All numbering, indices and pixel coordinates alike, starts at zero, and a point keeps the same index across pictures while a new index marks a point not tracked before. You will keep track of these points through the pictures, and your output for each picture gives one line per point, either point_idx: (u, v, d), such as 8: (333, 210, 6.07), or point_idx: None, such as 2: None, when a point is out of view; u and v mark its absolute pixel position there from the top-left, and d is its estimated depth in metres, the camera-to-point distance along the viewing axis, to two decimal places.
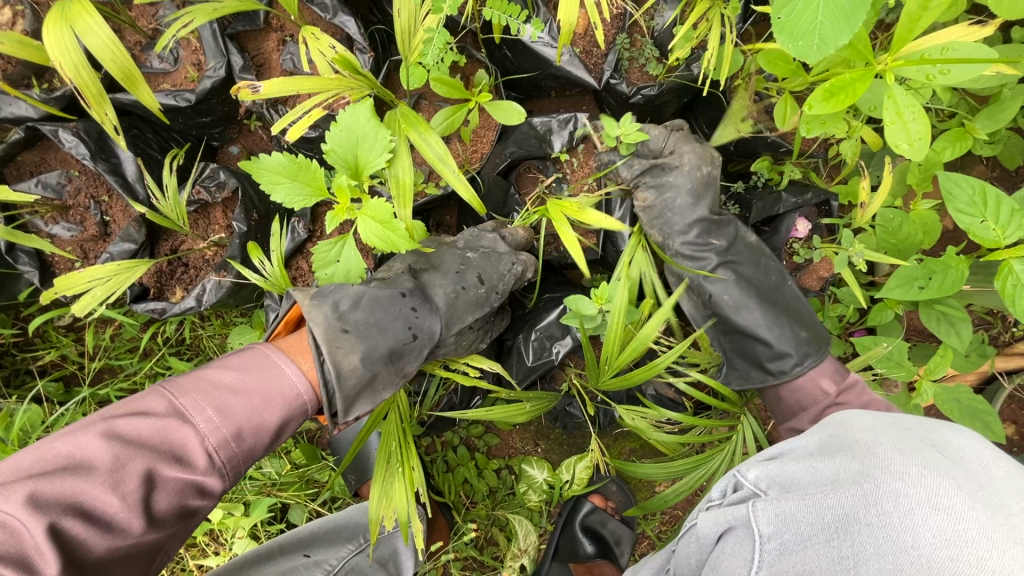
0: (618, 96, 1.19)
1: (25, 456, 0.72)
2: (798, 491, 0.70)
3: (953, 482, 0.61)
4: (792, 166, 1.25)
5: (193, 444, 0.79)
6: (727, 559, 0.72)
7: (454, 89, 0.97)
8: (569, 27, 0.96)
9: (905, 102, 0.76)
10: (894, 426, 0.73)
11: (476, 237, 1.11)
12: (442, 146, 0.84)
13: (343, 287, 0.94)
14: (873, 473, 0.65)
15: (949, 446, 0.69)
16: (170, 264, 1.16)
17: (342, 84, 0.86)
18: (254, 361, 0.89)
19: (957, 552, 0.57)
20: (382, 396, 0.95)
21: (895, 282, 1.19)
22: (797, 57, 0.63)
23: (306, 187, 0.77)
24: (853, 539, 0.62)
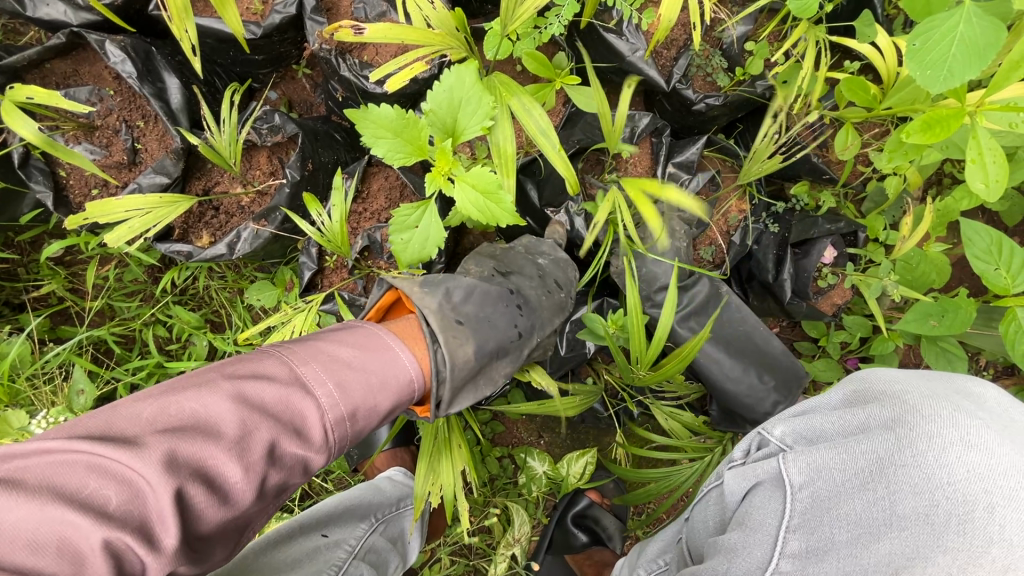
0: (682, 101, 1.20)
1: (145, 407, 0.61)
2: (828, 442, 0.72)
3: (982, 423, 0.65)
4: (830, 195, 1.29)
5: (313, 417, 0.70)
6: (755, 511, 0.74)
7: (543, 67, 0.95)
8: (667, 24, 0.96)
9: (988, 143, 0.81)
10: (919, 374, 0.75)
11: (535, 245, 1.15)
12: (545, 119, 0.83)
13: (456, 279, 0.96)
14: (909, 420, 0.66)
15: (970, 391, 0.71)
16: (201, 206, 1.07)
17: (444, 41, 0.87)
18: (367, 339, 0.82)
19: (988, 484, 0.62)
20: (482, 389, 0.96)
21: (909, 318, 1.26)
22: (922, 84, 0.72)
23: (406, 145, 0.78)
24: (889, 480, 0.65)
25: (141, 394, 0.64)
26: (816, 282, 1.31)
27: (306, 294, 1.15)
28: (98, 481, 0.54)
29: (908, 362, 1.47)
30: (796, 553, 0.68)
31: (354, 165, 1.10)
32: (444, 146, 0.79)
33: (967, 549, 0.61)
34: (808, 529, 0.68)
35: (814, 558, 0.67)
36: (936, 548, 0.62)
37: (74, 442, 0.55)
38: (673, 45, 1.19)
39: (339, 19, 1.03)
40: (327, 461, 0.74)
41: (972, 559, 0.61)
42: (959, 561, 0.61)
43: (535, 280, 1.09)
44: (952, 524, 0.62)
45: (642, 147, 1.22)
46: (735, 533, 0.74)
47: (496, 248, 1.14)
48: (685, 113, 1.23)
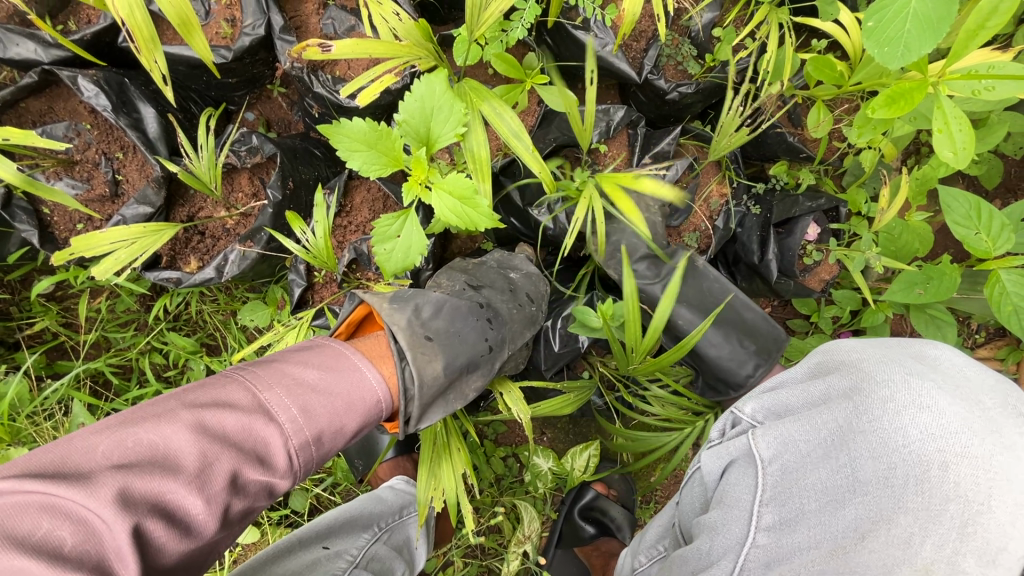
0: (655, 91, 1.22)
1: (103, 440, 0.63)
2: (795, 416, 0.75)
3: (935, 384, 0.67)
4: (809, 172, 1.32)
5: (276, 443, 0.73)
6: (731, 488, 0.76)
7: (513, 69, 0.98)
8: (632, 17, 0.98)
9: (953, 112, 0.83)
10: (872, 343, 0.78)
11: (506, 258, 1.21)
12: (517, 122, 0.83)
13: (424, 294, 0.99)
14: (864, 389, 0.70)
15: (922, 355, 0.74)
16: (186, 232, 1.09)
17: (411, 52, 0.88)
18: (332, 359, 0.85)
19: (941, 443, 0.63)
20: (453, 404, 0.99)
21: (894, 287, 1.28)
22: (881, 61, 0.74)
23: (381, 157, 0.78)
24: (850, 448, 0.67)
25: (99, 426, 0.66)
26: (802, 260, 1.32)
27: (298, 311, 1.16)
28: (52, 522, 0.55)
29: (900, 331, 1.49)
30: (771, 526, 0.69)
31: (335, 179, 1.11)
32: (420, 155, 0.80)
33: (926, 508, 0.62)
34: (779, 501, 0.69)
35: (786, 528, 0.67)
36: (897, 509, 0.62)
37: (25, 483, 0.56)
38: (642, 36, 1.20)
39: (307, 37, 1.05)
40: (293, 483, 0.77)
41: (931, 517, 0.61)
42: (920, 521, 0.61)
43: (506, 295, 1.13)
44: (910, 485, 0.63)
45: (620, 138, 1.25)
46: (716, 512, 0.75)
47: (466, 264, 1.18)
48: (659, 102, 1.25)
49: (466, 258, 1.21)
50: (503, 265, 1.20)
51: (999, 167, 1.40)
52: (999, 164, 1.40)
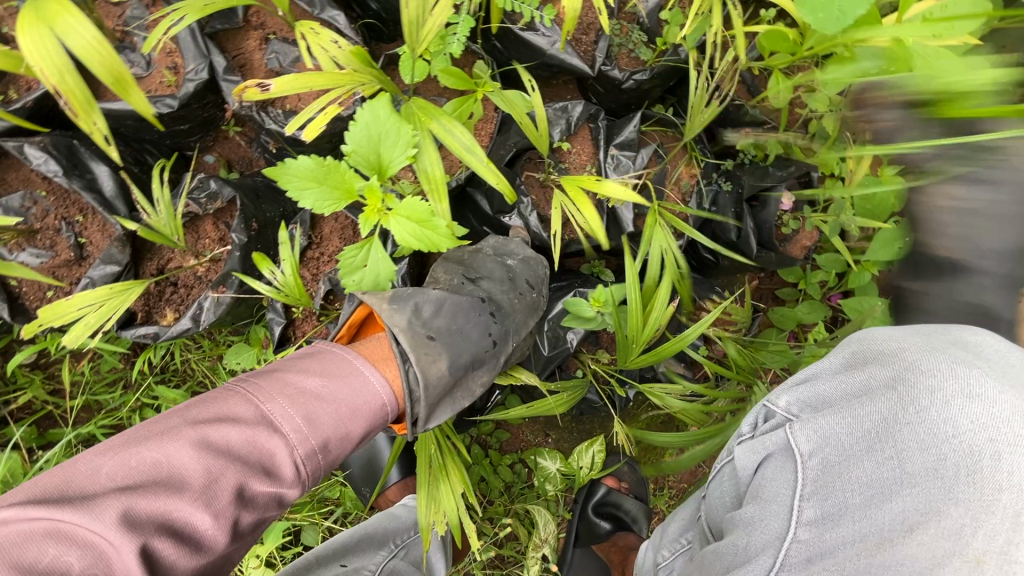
0: (610, 82, 1.22)
1: (106, 462, 0.64)
2: (832, 407, 0.71)
3: (982, 371, 0.63)
4: (774, 143, 1.32)
5: (281, 454, 0.73)
6: (769, 483, 0.72)
7: (461, 81, 0.97)
8: (574, 14, 0.97)
9: (905, 66, 0.83)
10: (914, 330, 0.72)
11: (502, 244, 1.17)
12: (468, 135, 0.82)
13: (424, 292, 0.98)
14: (911, 379, 0.65)
15: (965, 342, 0.69)
16: (158, 285, 1.08)
17: (354, 79, 0.86)
18: (334, 365, 0.83)
19: (993, 432, 0.60)
20: (461, 401, 0.99)
21: (877, 244, 1.28)
22: (817, 26, 0.73)
23: (334, 191, 0.76)
24: (895, 440, 0.64)
25: (104, 446, 0.67)
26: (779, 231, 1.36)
27: (282, 350, 1.14)
28: (58, 548, 0.55)
29: (887, 287, 1.49)
30: (812, 521, 0.66)
31: (301, 214, 1.10)
32: (373, 184, 0.79)
33: (976, 498, 0.59)
34: (822, 495, 0.66)
35: (830, 523, 0.65)
36: (947, 501, 0.60)
37: (30, 510, 0.57)
38: (589, 29, 1.20)
39: (254, 73, 1.06)
40: (303, 491, 0.77)
41: (984, 507, 0.58)
42: (971, 511, 0.58)
43: (506, 285, 1.12)
44: (961, 475, 0.60)
45: (580, 135, 1.24)
46: (751, 507, 0.73)
47: (462, 254, 1.17)
48: (616, 93, 1.24)
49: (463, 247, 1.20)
50: (499, 252, 1.15)
51: (962, 111, 1.42)
52: (961, 109, 1.42)
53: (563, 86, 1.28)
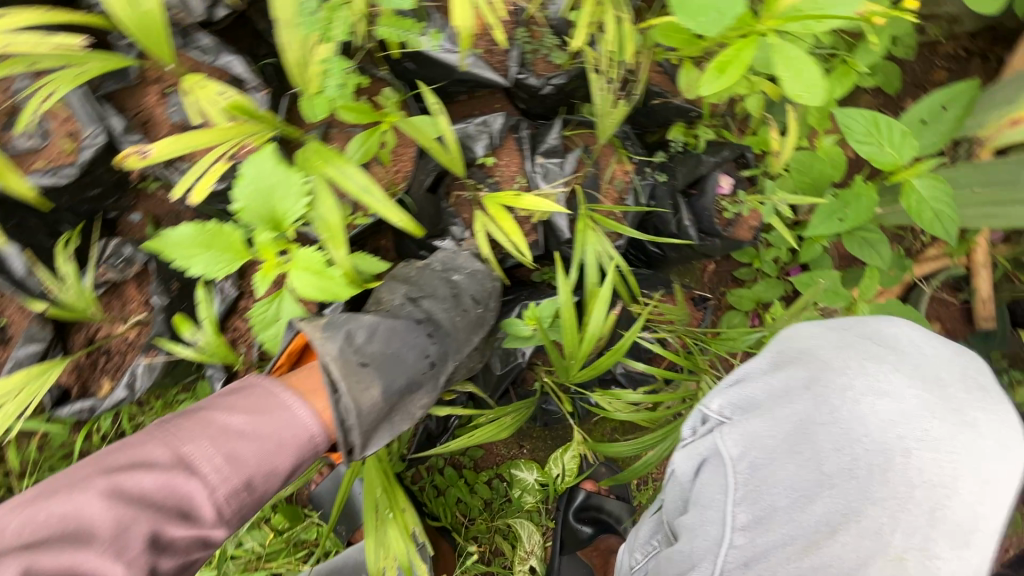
0: (529, 90, 1.20)
1: (15, 518, 0.65)
2: (758, 409, 0.70)
3: (891, 367, 0.63)
4: (705, 128, 1.31)
5: (200, 496, 0.73)
6: (705, 489, 0.72)
7: (364, 114, 0.96)
8: (467, 31, 0.94)
9: (793, 53, 0.85)
10: (828, 325, 0.73)
11: (451, 257, 1.13)
12: (364, 175, 0.80)
13: (356, 318, 0.95)
14: (823, 379, 0.65)
15: (879, 335, 0.69)
16: (90, 356, 1.06)
17: (241, 130, 0.85)
18: (259, 400, 0.83)
19: (902, 428, 0.60)
20: (400, 425, 0.98)
21: (817, 217, 1.26)
22: (698, 29, 0.71)
23: (225, 253, 0.75)
24: (812, 441, 0.63)
25: (18, 499, 0.68)
26: (722, 216, 1.29)
27: None
28: None
29: (841, 256, 1.48)
30: (746, 526, 0.66)
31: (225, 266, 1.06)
32: (266, 240, 0.77)
33: (893, 497, 0.58)
34: (751, 499, 0.66)
35: (761, 527, 0.64)
36: (865, 501, 0.59)
37: None
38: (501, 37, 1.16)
39: (158, 129, 1.03)
40: (230, 530, 0.77)
41: (900, 506, 0.58)
42: (888, 510, 0.58)
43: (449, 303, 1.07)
44: (876, 474, 0.59)
45: (507, 146, 1.21)
46: (692, 514, 0.73)
47: (407, 269, 1.11)
48: (538, 99, 1.23)
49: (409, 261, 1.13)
50: (448, 266, 1.12)
51: (894, 72, 1.42)
52: (893, 70, 1.42)
53: (489, 95, 1.27)
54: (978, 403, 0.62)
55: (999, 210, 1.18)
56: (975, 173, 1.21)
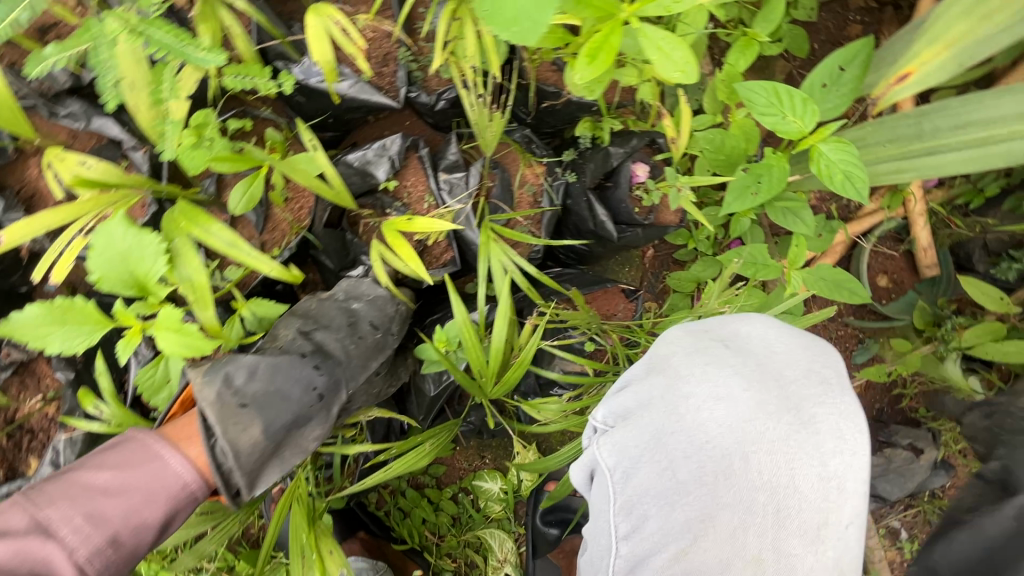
0: (424, 107, 1.18)
1: None
2: (628, 418, 0.74)
3: (731, 374, 0.71)
4: (610, 120, 1.27)
5: (57, 559, 0.75)
6: (597, 500, 0.75)
7: (238, 163, 0.93)
8: (328, 63, 1.00)
9: (658, 38, 0.85)
10: (688, 331, 0.81)
11: (355, 285, 1.14)
12: (227, 232, 0.90)
13: (237, 360, 0.94)
14: (675, 388, 0.72)
15: (731, 340, 0.77)
16: (12, 436, 1.05)
17: (99, 203, 0.91)
18: (131, 455, 0.85)
19: (741, 432, 0.67)
20: (293, 459, 0.98)
21: (731, 191, 1.19)
22: (517, 41, 0.75)
23: (84, 325, 0.82)
24: (667, 449, 0.68)
25: None
26: (641, 204, 1.28)
27: None
28: None
29: (772, 226, 1.47)
30: (626, 535, 0.69)
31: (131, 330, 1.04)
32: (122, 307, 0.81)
33: (738, 499, 0.65)
34: (627, 509, 0.69)
35: (637, 534, 0.68)
36: (716, 506, 0.65)
37: None
38: (387, 59, 1.13)
39: (44, 203, 1.01)
40: None
41: (746, 507, 0.65)
42: (737, 512, 0.65)
43: (343, 331, 1.08)
44: (721, 477, 0.66)
45: (411, 165, 1.20)
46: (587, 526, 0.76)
47: (306, 302, 1.11)
48: (436, 114, 1.21)
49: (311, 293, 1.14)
50: (350, 294, 1.12)
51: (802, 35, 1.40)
52: (801, 33, 1.40)
53: (396, 114, 1.27)
54: (816, 399, 0.70)
55: (908, 163, 1.12)
56: (882, 127, 1.14)
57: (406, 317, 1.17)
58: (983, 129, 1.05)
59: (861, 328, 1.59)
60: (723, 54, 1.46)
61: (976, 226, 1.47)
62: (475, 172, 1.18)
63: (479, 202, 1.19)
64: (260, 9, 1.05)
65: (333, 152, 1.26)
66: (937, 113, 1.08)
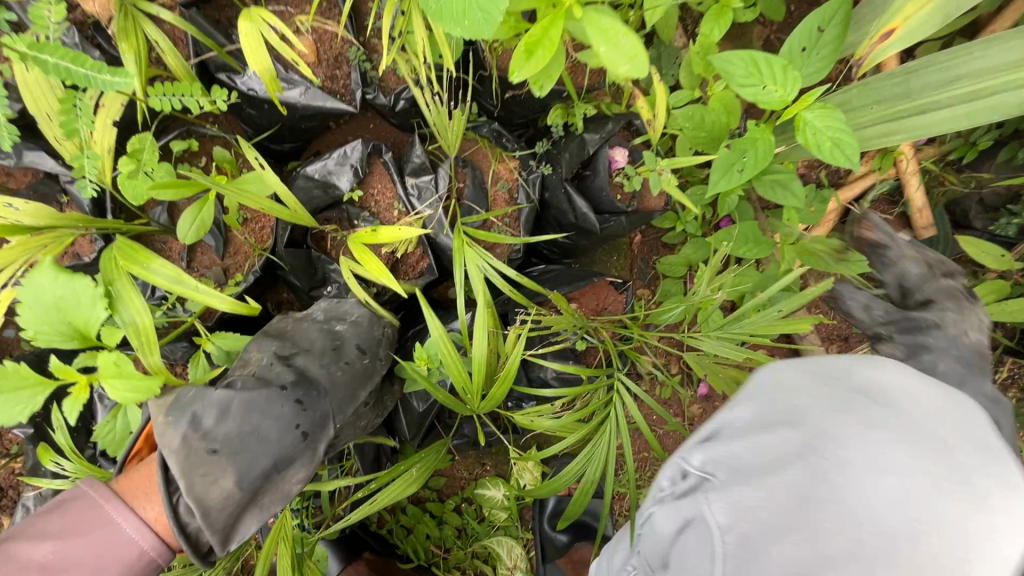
0: (383, 109, 1.11)
1: None
2: (744, 471, 0.52)
3: (890, 433, 0.49)
4: (583, 105, 1.18)
5: None
6: (689, 558, 0.54)
7: (182, 190, 0.87)
8: (267, 73, 0.94)
9: (605, 23, 0.78)
10: (811, 371, 0.58)
11: (336, 306, 1.10)
12: (170, 268, 0.88)
13: (203, 396, 0.85)
14: (819, 445, 0.49)
15: (875, 387, 0.54)
16: None
17: (27, 249, 0.85)
18: (77, 520, 0.80)
19: (914, 511, 0.45)
20: (273, 506, 0.89)
21: (715, 172, 1.08)
22: (471, 37, 0.68)
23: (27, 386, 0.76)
24: (811, 523, 0.47)
25: None
26: (623, 192, 1.21)
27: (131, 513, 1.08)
28: None
29: (762, 200, 1.41)
30: None
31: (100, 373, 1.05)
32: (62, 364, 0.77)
33: None
34: None
35: None
36: None
37: None
38: (340, 61, 1.06)
39: None
40: None
41: None
42: None
43: (327, 356, 1.02)
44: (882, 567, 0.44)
45: (376, 171, 1.13)
46: None
47: (282, 326, 1.06)
48: (397, 116, 1.13)
49: (287, 315, 1.09)
50: (330, 317, 1.08)
51: None
52: None
53: (356, 118, 1.20)
54: (984, 468, 0.47)
55: (898, 125, 1.04)
56: (868, 88, 1.05)
57: (389, 336, 1.12)
58: (973, 81, 0.98)
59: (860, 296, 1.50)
60: (697, 25, 1.38)
61: (970, 181, 1.39)
62: (444, 173, 1.13)
63: (450, 205, 1.13)
64: (194, 20, 0.98)
65: (295, 164, 1.18)
66: (925, 70, 1.01)
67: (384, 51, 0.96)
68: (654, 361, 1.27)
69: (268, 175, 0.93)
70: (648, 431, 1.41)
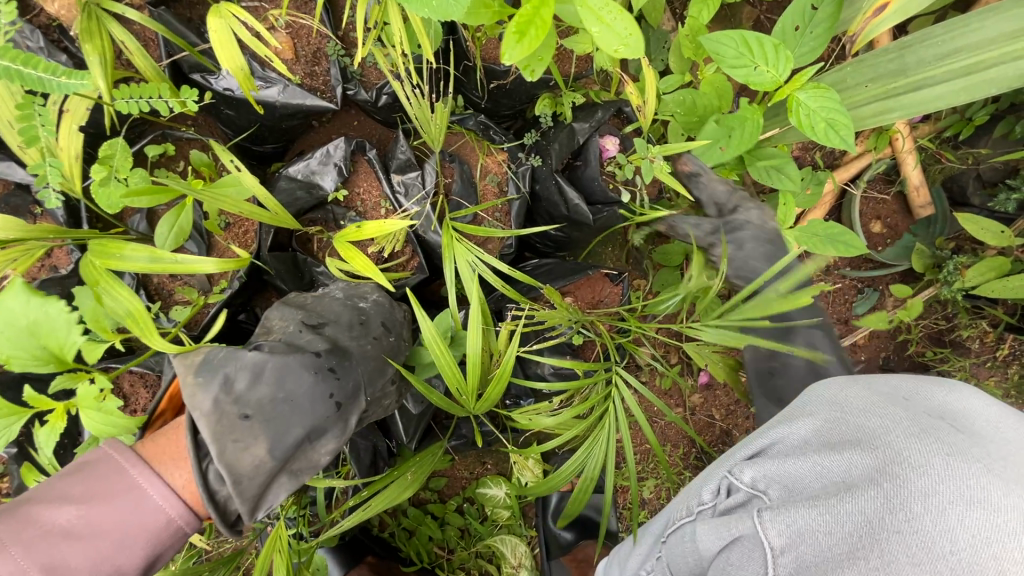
0: (365, 105, 1.08)
1: None
2: (811, 496, 0.58)
3: (984, 468, 0.51)
4: (571, 93, 1.15)
5: None
6: (734, 572, 0.62)
7: (158, 195, 0.84)
8: (243, 72, 0.90)
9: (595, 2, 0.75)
10: (888, 397, 0.62)
11: (354, 286, 1.08)
12: (144, 251, 0.82)
13: (236, 358, 0.81)
14: (893, 468, 0.53)
15: (956, 418, 0.57)
16: None
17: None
18: (102, 485, 0.75)
19: (998, 547, 0.47)
20: (301, 476, 0.83)
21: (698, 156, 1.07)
22: (440, 18, 0.66)
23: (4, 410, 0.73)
24: (881, 548, 0.51)
25: None
26: (614, 181, 1.19)
27: None
28: None
29: (757, 185, 1.38)
30: None
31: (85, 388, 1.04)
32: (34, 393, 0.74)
33: None
34: None
35: None
36: None
37: None
38: (317, 57, 1.03)
39: None
40: None
41: None
42: None
43: (356, 329, 0.99)
44: None
45: (360, 170, 1.10)
46: None
47: (302, 300, 1.03)
48: (380, 111, 1.10)
49: (304, 292, 1.06)
50: (351, 295, 1.05)
51: None
52: None
53: (339, 115, 1.17)
54: None
55: (895, 102, 1.01)
56: (863, 65, 1.03)
57: (404, 319, 1.10)
58: (971, 54, 0.95)
59: (857, 279, 1.47)
60: (685, 7, 1.34)
61: (967, 158, 1.37)
62: (430, 168, 1.09)
63: (437, 202, 1.10)
64: (163, 19, 0.95)
65: (278, 165, 1.15)
66: (920, 45, 0.98)
67: (361, 43, 0.93)
68: (652, 353, 1.24)
69: (246, 176, 0.90)
70: (649, 425, 1.39)
